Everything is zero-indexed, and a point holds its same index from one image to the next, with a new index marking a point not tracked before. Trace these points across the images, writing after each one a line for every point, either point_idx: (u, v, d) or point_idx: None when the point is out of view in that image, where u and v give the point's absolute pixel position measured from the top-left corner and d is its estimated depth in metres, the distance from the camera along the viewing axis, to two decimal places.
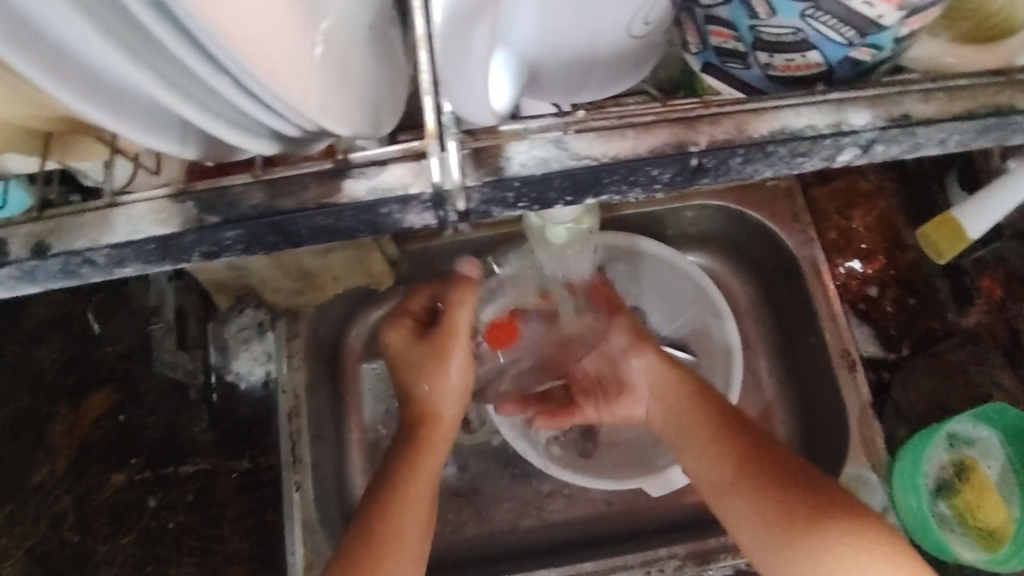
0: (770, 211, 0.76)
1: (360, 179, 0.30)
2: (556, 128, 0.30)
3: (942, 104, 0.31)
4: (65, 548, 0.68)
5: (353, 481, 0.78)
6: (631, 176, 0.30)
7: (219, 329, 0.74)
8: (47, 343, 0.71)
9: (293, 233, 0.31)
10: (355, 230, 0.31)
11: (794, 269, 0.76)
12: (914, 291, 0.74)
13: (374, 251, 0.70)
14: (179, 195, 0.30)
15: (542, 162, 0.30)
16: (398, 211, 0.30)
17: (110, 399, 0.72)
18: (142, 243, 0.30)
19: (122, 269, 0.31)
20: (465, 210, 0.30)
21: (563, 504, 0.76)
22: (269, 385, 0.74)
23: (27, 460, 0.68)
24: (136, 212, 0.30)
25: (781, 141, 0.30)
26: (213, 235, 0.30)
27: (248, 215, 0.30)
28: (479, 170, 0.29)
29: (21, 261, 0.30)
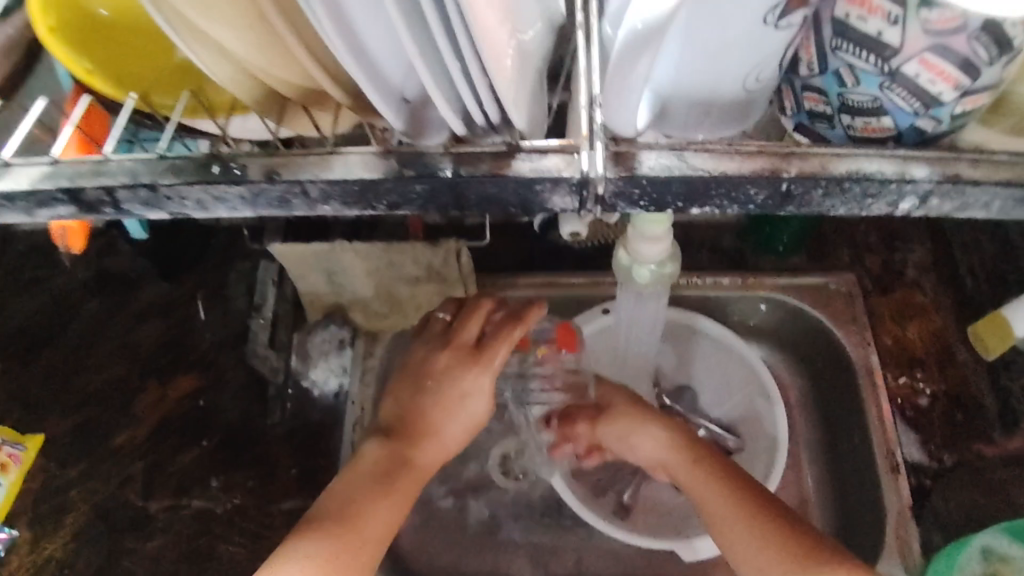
0: (828, 311, 0.81)
1: (525, 161, 0.33)
2: (678, 144, 0.34)
3: (988, 169, 0.34)
4: (128, 510, 0.73)
5: None
6: (732, 192, 0.34)
7: (304, 338, 0.81)
8: (150, 324, 0.81)
9: (468, 195, 0.34)
10: (508, 203, 0.34)
11: (846, 368, 0.80)
12: (963, 407, 0.77)
13: (460, 289, 0.74)
14: (385, 152, 0.34)
15: (666, 169, 0.33)
16: (547, 191, 0.33)
17: (194, 383, 0.79)
18: (350, 184, 0.34)
19: (325, 206, 0.35)
20: (600, 197, 0.33)
21: (593, 560, 0.78)
22: (340, 396, 0.80)
23: (112, 422, 0.76)
24: (351, 160, 0.34)
25: (855, 180, 0.34)
26: (403, 186, 0.34)
27: (431, 181, 0.34)
28: (617, 168, 0.33)
29: (256, 181, 0.34)
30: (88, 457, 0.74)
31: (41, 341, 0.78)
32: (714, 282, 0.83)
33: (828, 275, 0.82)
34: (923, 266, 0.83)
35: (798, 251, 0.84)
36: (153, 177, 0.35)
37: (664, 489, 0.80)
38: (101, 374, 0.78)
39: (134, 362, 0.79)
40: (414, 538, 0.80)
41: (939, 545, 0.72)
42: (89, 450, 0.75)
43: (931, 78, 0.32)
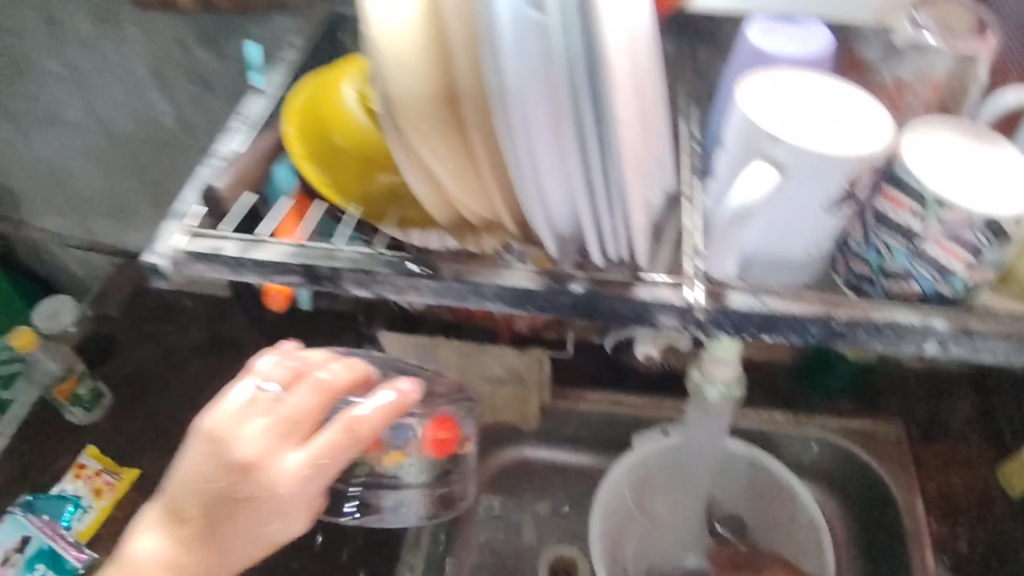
0: (877, 454, 0.87)
1: (645, 286, 0.38)
2: (757, 289, 0.39)
3: (1000, 325, 0.40)
4: None
5: None
6: (793, 326, 0.39)
7: None
8: None
9: (600, 312, 0.38)
10: (624, 316, 0.38)
11: (891, 510, 0.85)
12: (1003, 560, 0.79)
13: (535, 394, 0.82)
14: (542, 269, 0.38)
15: (750, 305, 0.38)
16: (655, 312, 0.38)
17: None
18: (513, 292, 0.38)
19: (491, 307, 0.39)
20: (700, 319, 0.38)
21: None
22: None
23: None
24: (519, 274, 0.38)
25: (887, 325, 0.39)
26: (554, 299, 0.38)
27: (574, 293, 0.38)
28: (710, 300, 0.38)
29: (449, 281, 0.39)
30: None
31: (156, 394, 0.94)
32: (768, 416, 0.90)
33: (877, 422, 0.89)
34: (966, 419, 0.88)
35: (848, 395, 0.91)
36: (366, 269, 0.39)
37: None
38: None
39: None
40: None
41: None
42: None
43: (943, 255, 0.39)
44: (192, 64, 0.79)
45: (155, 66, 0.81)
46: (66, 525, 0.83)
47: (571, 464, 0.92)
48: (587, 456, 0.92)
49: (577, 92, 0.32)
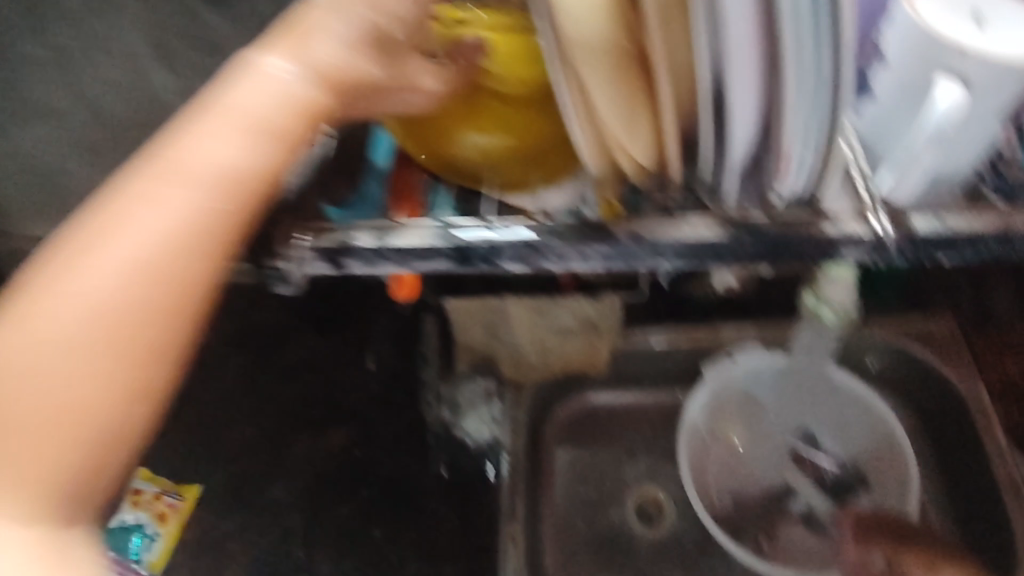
0: (936, 351, 0.88)
1: (831, 224, 0.42)
2: (935, 210, 0.43)
3: None
4: (291, 558, 0.84)
5: (542, 552, 0.88)
6: (974, 245, 0.42)
7: (452, 391, 0.87)
8: (300, 381, 0.91)
9: (789, 249, 0.43)
10: (808, 252, 0.43)
11: (953, 403, 0.86)
12: None
13: (606, 340, 0.82)
14: (725, 220, 0.43)
15: (933, 229, 0.42)
16: (846, 244, 0.43)
17: (348, 436, 0.89)
18: (698, 242, 0.43)
19: (660, 259, 0.43)
20: (881, 251, 0.43)
21: None
22: (495, 444, 0.85)
23: (269, 475, 0.88)
24: (696, 225, 0.43)
25: None
26: (737, 243, 0.43)
27: (760, 238, 0.43)
28: (897, 228, 0.42)
29: (621, 242, 0.43)
30: (246, 508, 0.86)
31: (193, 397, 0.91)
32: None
33: (932, 320, 0.90)
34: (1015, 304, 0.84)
35: (901, 298, 0.92)
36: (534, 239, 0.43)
37: (800, 532, 0.85)
38: (259, 429, 0.90)
39: (287, 419, 0.90)
40: None
41: None
42: (248, 502, 0.87)
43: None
44: (198, 27, 0.77)
45: (152, 37, 0.78)
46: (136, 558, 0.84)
47: (635, 404, 0.96)
48: (647, 394, 0.96)
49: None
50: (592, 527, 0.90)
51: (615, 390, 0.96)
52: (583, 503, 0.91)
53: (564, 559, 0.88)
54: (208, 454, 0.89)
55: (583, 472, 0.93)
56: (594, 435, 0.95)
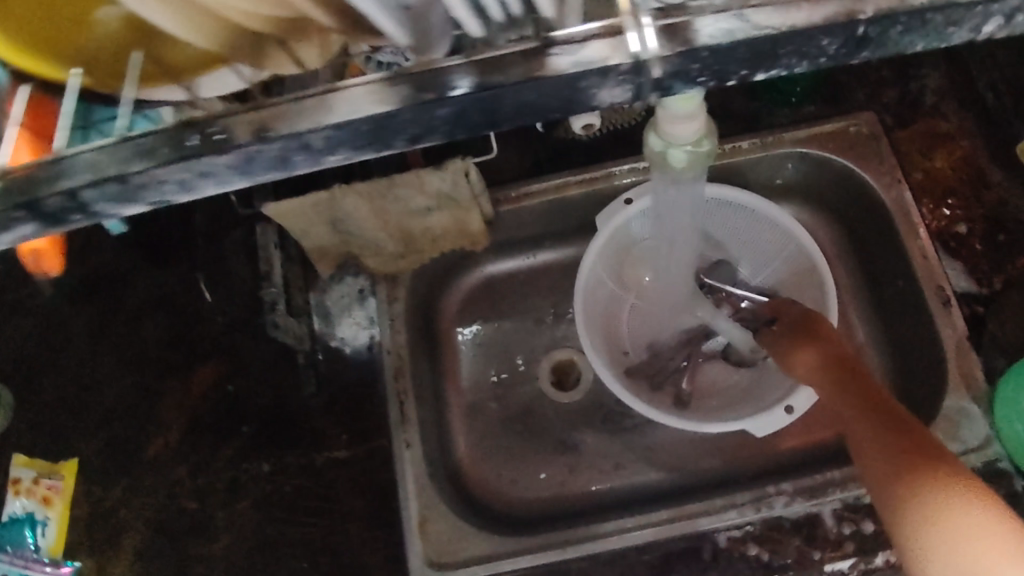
0: (854, 155, 0.77)
1: (562, 56, 0.31)
2: (734, 4, 0.30)
3: None
4: (185, 515, 0.74)
5: (454, 442, 0.82)
6: (804, 47, 0.31)
7: (321, 297, 0.80)
8: (150, 321, 0.80)
9: (499, 109, 0.32)
10: (554, 106, 0.32)
11: (875, 209, 0.77)
12: (1004, 228, 0.75)
13: (473, 211, 0.70)
14: (393, 78, 0.32)
15: (728, 34, 0.30)
16: (594, 85, 0.32)
17: (218, 371, 0.78)
18: (359, 122, 0.32)
19: (331, 155, 0.34)
20: (659, 79, 0.31)
21: (660, 454, 0.79)
22: (374, 347, 0.79)
23: (140, 434, 0.76)
24: (355, 94, 0.32)
25: (939, 8, 0.30)
26: (429, 112, 0.32)
27: (458, 101, 0.32)
28: (670, 43, 0.30)
29: (245, 144, 0.32)
30: (126, 475, 0.75)
31: (46, 364, 0.78)
32: (733, 147, 0.78)
33: (846, 118, 0.78)
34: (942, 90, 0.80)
35: (814, 98, 0.80)
36: (132, 171, 0.33)
37: (719, 367, 0.79)
38: (121, 383, 0.78)
39: (146, 366, 0.78)
40: (477, 468, 0.81)
41: (1003, 369, 0.71)
42: (126, 467, 0.75)
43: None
44: None
45: None
46: (32, 545, 0.71)
47: (534, 266, 0.86)
48: (546, 254, 0.86)
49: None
50: (504, 405, 0.83)
51: (510, 257, 0.86)
52: (492, 383, 0.84)
53: (477, 446, 0.82)
54: (74, 423, 0.76)
55: (489, 350, 0.85)
56: (495, 308, 0.86)
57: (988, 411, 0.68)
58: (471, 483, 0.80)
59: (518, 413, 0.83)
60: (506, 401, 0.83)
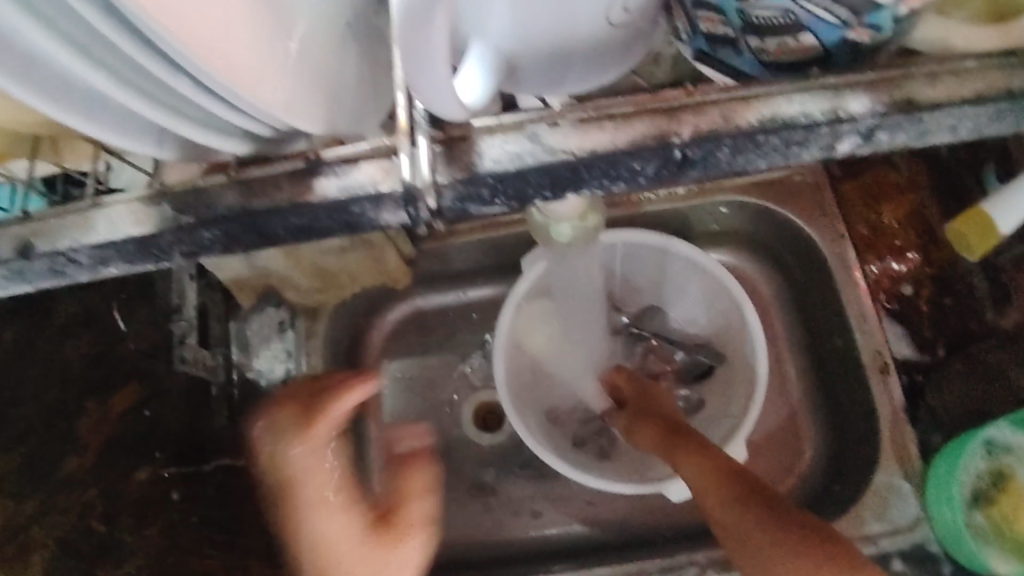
0: (795, 205, 0.75)
1: (330, 178, 0.34)
2: (534, 122, 0.33)
3: (950, 87, 0.33)
4: (93, 537, 0.63)
5: (370, 481, 0.78)
6: (611, 170, 0.34)
7: (241, 327, 0.77)
8: (74, 340, 0.66)
9: (267, 230, 0.35)
10: (331, 228, 0.35)
11: (817, 265, 0.75)
12: (948, 291, 0.72)
13: (389, 249, 0.69)
14: (154, 197, 0.36)
15: (516, 157, 0.33)
16: (370, 210, 0.34)
17: (136, 393, 0.70)
18: (121, 244, 0.36)
19: (105, 268, 0.37)
20: (437, 207, 0.34)
21: (583, 507, 0.75)
22: (289, 381, 0.76)
23: (58, 449, 0.63)
24: (116, 214, 0.36)
25: (769, 129, 0.33)
26: (191, 234, 0.35)
27: (221, 217, 0.35)
28: (450, 167, 0.33)
29: (9, 260, 0.36)
30: (39, 492, 0.61)
31: None
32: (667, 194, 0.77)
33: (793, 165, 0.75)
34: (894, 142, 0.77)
35: None
36: None
37: None
38: (39, 400, 0.62)
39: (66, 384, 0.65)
40: None
41: (939, 445, 0.69)
42: (39, 482, 0.61)
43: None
44: None
45: None
46: None
47: (463, 302, 0.83)
48: (477, 290, 0.83)
49: (131, 42, 0.27)
50: (427, 444, 0.80)
51: (440, 291, 0.83)
52: (415, 420, 0.80)
53: None
54: None
55: (415, 386, 0.82)
56: (422, 342, 0.83)
57: (920, 489, 0.66)
58: None
59: (440, 454, 0.79)
60: (428, 443, 0.80)
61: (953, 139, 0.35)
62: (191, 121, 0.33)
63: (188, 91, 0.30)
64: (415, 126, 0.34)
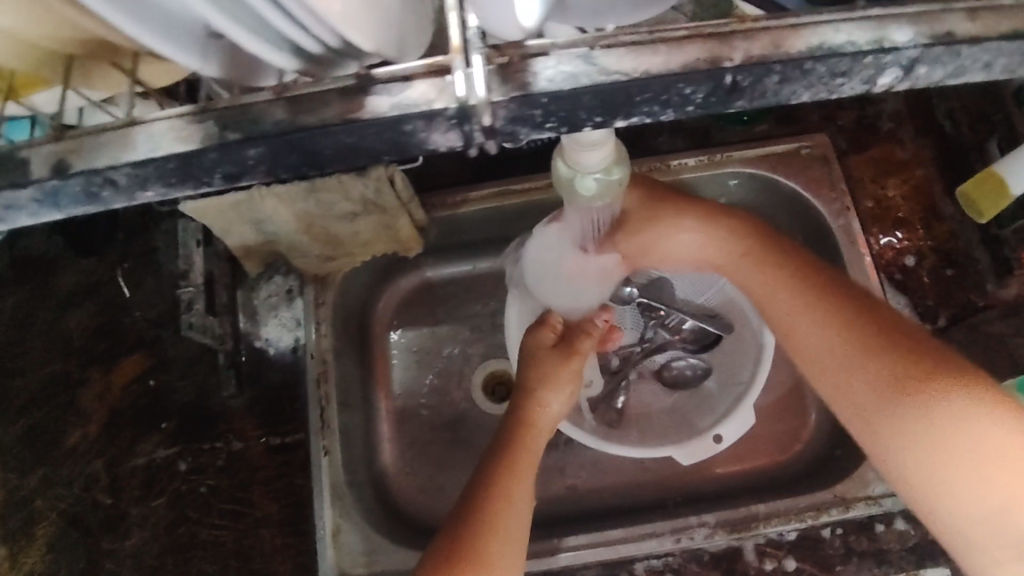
0: (803, 178, 0.75)
1: (383, 96, 0.31)
2: (584, 44, 0.31)
3: (987, 23, 0.32)
4: (98, 510, 0.70)
5: (380, 448, 0.79)
6: (663, 95, 0.32)
7: (247, 295, 0.76)
8: (79, 309, 0.74)
9: (313, 148, 0.32)
10: (380, 150, 0.33)
11: (823, 236, 0.75)
12: (952, 262, 0.73)
13: (401, 216, 0.70)
14: (199, 114, 0.32)
15: (570, 78, 0.31)
16: (422, 129, 0.32)
17: (142, 363, 0.74)
18: (162, 161, 0.32)
19: (144, 192, 0.33)
20: (491, 127, 0.32)
21: (593, 474, 0.76)
22: (298, 351, 0.75)
23: (60, 424, 0.71)
24: (157, 129, 0.32)
25: (818, 57, 0.31)
26: (236, 151, 0.32)
27: (272, 133, 0.32)
28: (505, 86, 0.31)
29: (44, 180, 0.32)
30: (43, 465, 0.70)
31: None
32: (673, 164, 0.76)
33: (801, 138, 0.76)
34: (900, 116, 0.77)
35: (765, 117, 0.78)
36: None
37: (657, 388, 0.78)
38: (40, 373, 0.72)
39: (74, 353, 0.73)
40: (405, 478, 0.78)
41: None
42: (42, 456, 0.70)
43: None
44: None
45: None
46: None
47: (473, 273, 0.84)
48: (486, 262, 0.84)
49: None
50: (437, 412, 0.80)
51: (449, 262, 0.84)
52: (426, 389, 0.81)
53: (405, 455, 0.79)
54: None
55: (424, 356, 0.82)
56: (431, 313, 0.83)
57: None
58: (393, 493, 0.77)
59: (450, 423, 0.80)
60: (438, 411, 0.80)
61: (985, 77, 0.34)
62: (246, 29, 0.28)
63: None
64: (470, 46, 0.31)
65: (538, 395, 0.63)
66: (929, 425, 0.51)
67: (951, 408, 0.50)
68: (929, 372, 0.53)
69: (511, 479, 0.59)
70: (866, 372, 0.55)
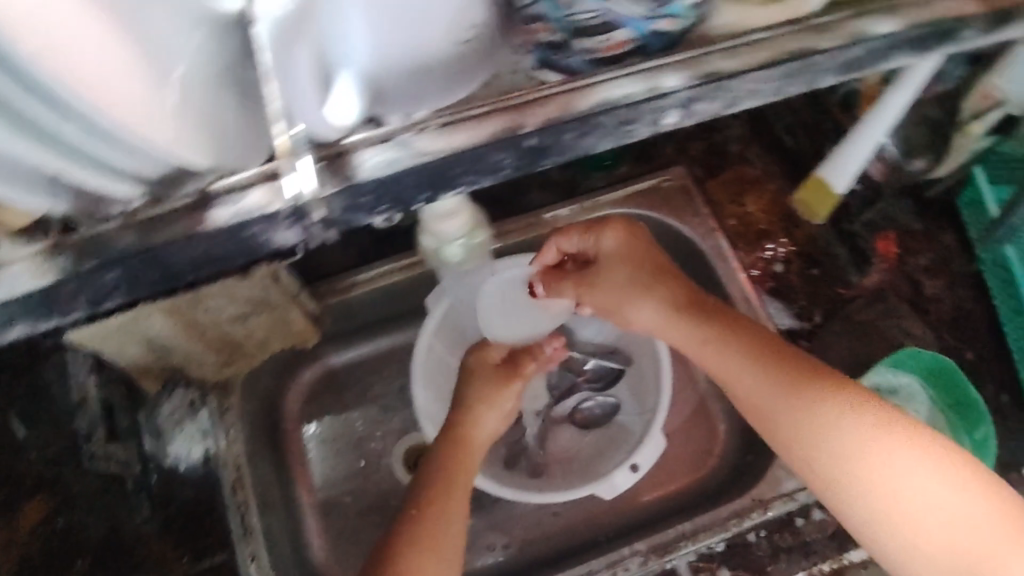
0: (668, 210, 0.80)
1: (226, 207, 0.34)
2: (394, 133, 0.35)
3: (745, 57, 0.37)
4: None
5: (310, 545, 0.77)
6: (473, 166, 0.36)
7: (151, 414, 0.74)
8: None
9: (169, 264, 0.34)
10: (239, 252, 0.35)
11: (698, 259, 0.80)
12: (817, 262, 0.79)
13: (292, 309, 0.71)
14: (54, 249, 0.33)
15: (387, 164, 0.35)
16: (267, 230, 0.35)
17: (42, 507, 0.69)
18: (24, 297, 0.33)
19: (11, 328, 0.34)
20: (328, 217, 0.35)
21: (524, 527, 0.77)
22: (209, 462, 0.73)
23: None
24: (13, 271, 0.33)
25: (599, 113, 0.36)
26: (93, 280, 0.34)
27: (123, 253, 0.33)
28: (333, 180, 0.34)
29: None
30: None
31: None
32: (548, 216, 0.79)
33: (660, 174, 0.81)
34: (745, 138, 0.84)
35: (624, 159, 0.83)
36: None
37: (570, 431, 0.79)
38: None
39: None
40: (339, 570, 0.77)
41: None
42: None
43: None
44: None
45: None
46: None
47: (375, 352, 0.84)
48: (384, 340, 0.85)
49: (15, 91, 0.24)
50: (361, 496, 0.79)
51: (349, 346, 0.84)
52: (346, 476, 0.80)
53: (336, 547, 0.78)
54: None
55: (340, 443, 0.81)
56: (340, 398, 0.83)
57: None
58: None
59: (376, 506, 0.79)
60: (363, 495, 0.80)
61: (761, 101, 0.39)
62: (86, 167, 0.30)
63: (74, 136, 0.27)
64: (294, 149, 0.34)
65: (473, 413, 0.64)
66: (826, 445, 0.54)
67: (861, 431, 0.53)
68: (847, 394, 0.55)
69: (450, 493, 0.59)
70: (768, 402, 0.58)
